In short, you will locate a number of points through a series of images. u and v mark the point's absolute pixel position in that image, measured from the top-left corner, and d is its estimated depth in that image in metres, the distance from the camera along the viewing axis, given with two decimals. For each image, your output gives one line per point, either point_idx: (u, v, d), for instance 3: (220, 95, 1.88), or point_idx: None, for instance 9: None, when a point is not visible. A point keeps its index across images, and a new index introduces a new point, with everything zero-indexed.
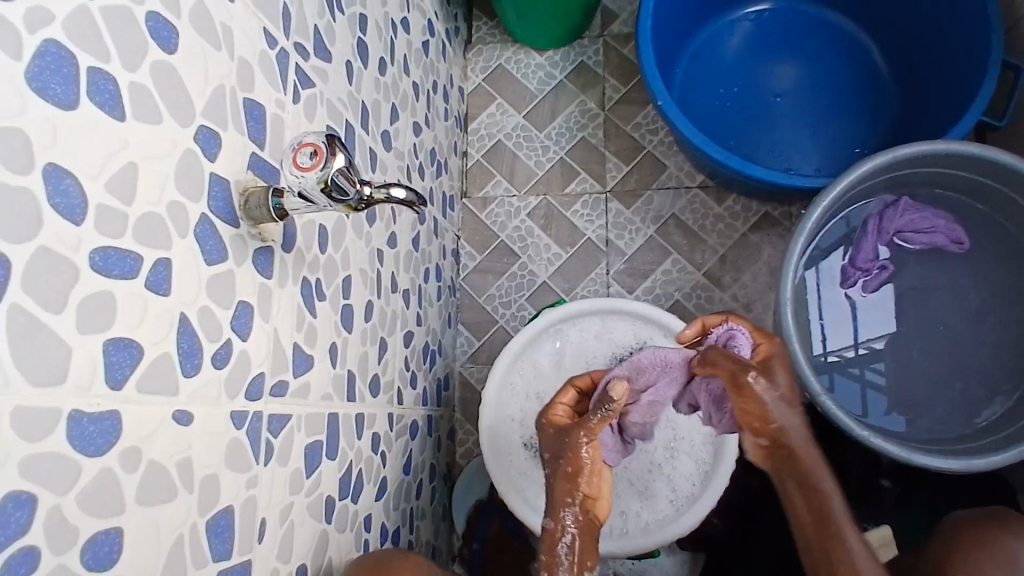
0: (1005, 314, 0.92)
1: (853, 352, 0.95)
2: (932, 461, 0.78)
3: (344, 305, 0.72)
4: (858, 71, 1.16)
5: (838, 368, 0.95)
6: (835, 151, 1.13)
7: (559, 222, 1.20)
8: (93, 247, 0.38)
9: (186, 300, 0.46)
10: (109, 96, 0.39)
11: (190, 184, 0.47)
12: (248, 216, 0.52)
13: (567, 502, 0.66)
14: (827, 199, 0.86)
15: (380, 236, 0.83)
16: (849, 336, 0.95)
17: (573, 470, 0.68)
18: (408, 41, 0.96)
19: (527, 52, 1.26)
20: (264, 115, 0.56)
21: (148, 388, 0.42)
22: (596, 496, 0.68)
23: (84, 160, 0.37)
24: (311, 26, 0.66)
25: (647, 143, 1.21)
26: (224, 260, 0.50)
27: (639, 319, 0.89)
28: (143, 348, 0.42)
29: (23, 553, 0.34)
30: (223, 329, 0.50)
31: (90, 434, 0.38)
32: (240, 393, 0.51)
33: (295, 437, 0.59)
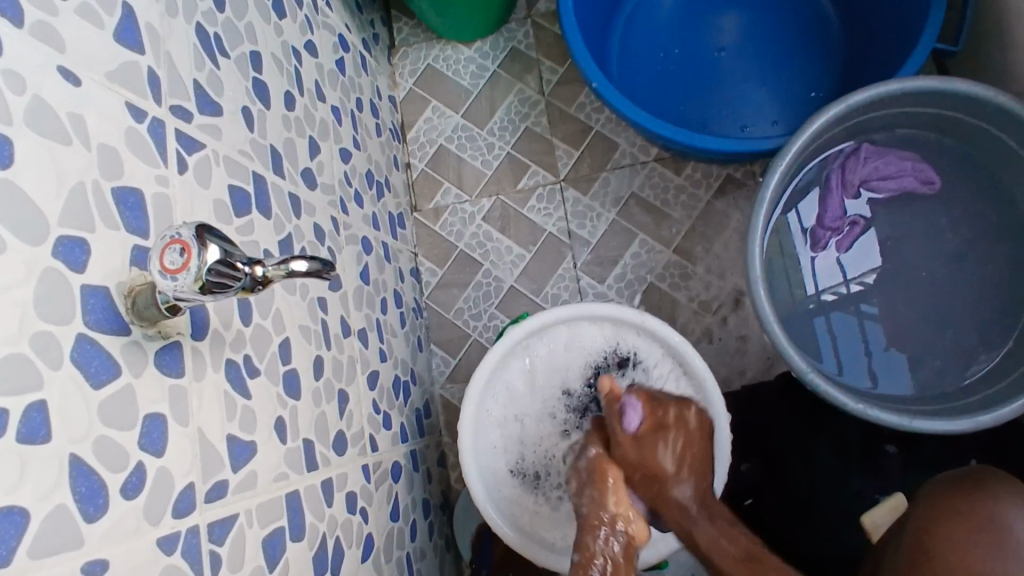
0: (990, 250, 0.87)
1: (845, 289, 0.91)
2: (940, 425, 0.74)
3: (286, 372, 0.67)
4: (802, 9, 1.09)
5: (834, 307, 0.90)
6: (790, 101, 1.07)
7: (517, 221, 1.14)
8: None
9: (76, 437, 0.41)
10: None
11: (58, 306, 0.41)
12: (138, 317, 0.47)
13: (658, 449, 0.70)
14: (784, 163, 0.81)
15: (319, 283, 0.78)
16: (838, 275, 0.91)
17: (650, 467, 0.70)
18: (318, 64, 0.89)
19: (454, 47, 1.19)
20: (144, 200, 0.50)
21: (44, 550, 0.38)
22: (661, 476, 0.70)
23: None
24: (190, 82, 0.60)
25: (594, 123, 1.14)
26: (118, 374, 0.45)
27: (608, 321, 0.85)
28: (29, 509, 0.37)
29: None
30: (130, 452, 0.45)
31: None
32: (165, 514, 0.47)
33: (248, 533, 0.55)
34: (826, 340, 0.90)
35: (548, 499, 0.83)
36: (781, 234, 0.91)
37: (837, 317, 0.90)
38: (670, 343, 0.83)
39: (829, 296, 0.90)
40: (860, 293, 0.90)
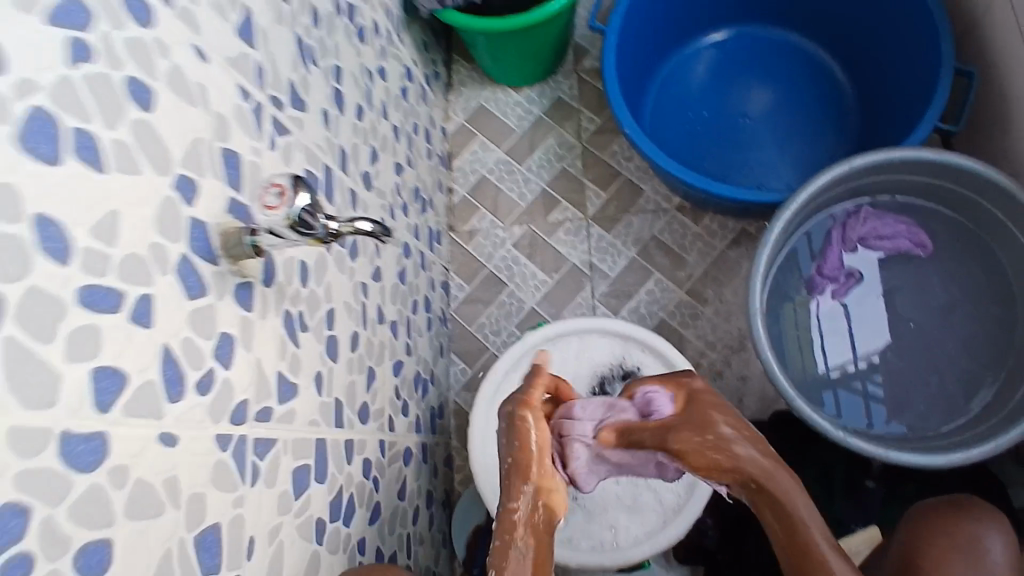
0: (977, 311, 0.94)
1: (854, 365, 0.96)
2: (911, 457, 0.80)
3: (328, 336, 0.76)
4: (821, 88, 1.21)
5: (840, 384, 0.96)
6: (805, 166, 1.17)
7: (544, 249, 1.24)
8: (80, 284, 0.42)
9: (169, 331, 0.50)
10: (92, 151, 0.44)
11: (170, 227, 0.51)
12: (228, 254, 0.57)
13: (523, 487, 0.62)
14: (790, 211, 0.90)
15: (364, 270, 0.88)
16: (848, 351, 0.96)
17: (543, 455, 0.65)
18: (386, 87, 1.02)
19: (505, 91, 1.33)
20: (241, 162, 0.61)
21: (134, 412, 0.46)
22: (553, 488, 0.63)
23: (68, 208, 0.42)
24: (286, 79, 0.72)
25: (624, 170, 1.26)
26: (204, 294, 0.54)
27: (618, 338, 0.93)
28: (128, 375, 0.46)
29: (18, 558, 0.37)
30: (205, 357, 0.54)
31: (80, 451, 0.41)
32: (223, 417, 0.55)
33: (283, 460, 0.63)
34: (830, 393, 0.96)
35: None
36: (782, 278, 0.99)
37: (846, 390, 0.95)
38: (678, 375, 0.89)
39: (837, 371, 0.96)
40: (867, 368, 0.95)
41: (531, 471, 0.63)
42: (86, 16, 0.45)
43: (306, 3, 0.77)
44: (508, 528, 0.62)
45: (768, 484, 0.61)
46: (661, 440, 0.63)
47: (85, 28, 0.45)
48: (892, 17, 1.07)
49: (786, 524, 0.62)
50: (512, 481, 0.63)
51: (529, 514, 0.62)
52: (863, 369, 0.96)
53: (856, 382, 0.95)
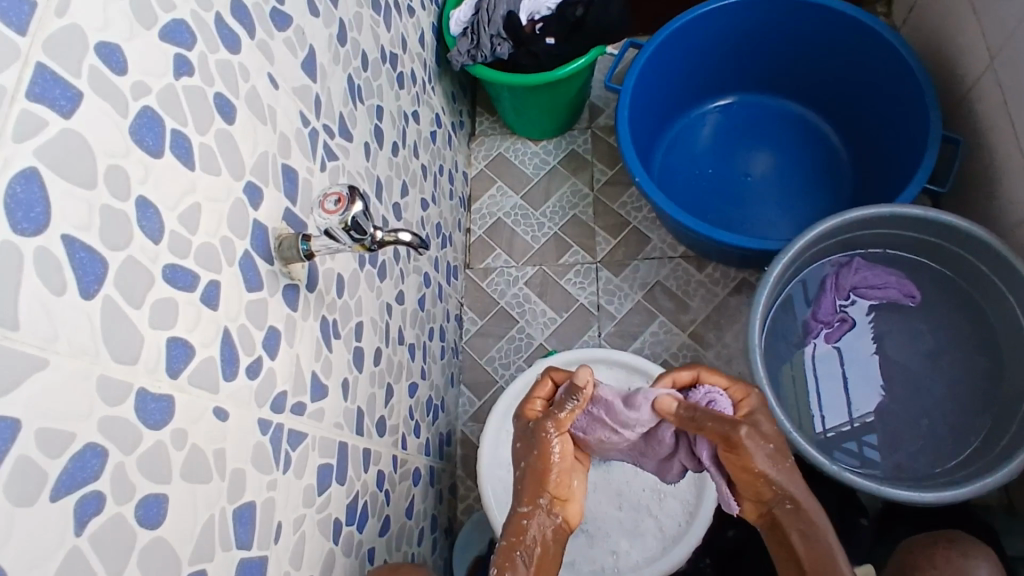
0: (967, 359, 0.99)
1: (848, 427, 1.00)
2: (904, 493, 0.83)
3: (356, 347, 0.81)
4: (818, 153, 1.30)
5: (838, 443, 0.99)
6: (803, 222, 1.25)
7: (554, 289, 1.30)
8: (166, 263, 0.48)
9: (230, 316, 0.55)
10: (185, 151, 0.51)
11: (238, 225, 0.57)
12: (280, 256, 0.63)
13: (537, 498, 0.65)
14: (788, 258, 0.96)
15: (389, 291, 0.93)
16: (844, 413, 1.00)
17: (547, 470, 0.66)
18: (418, 129, 1.11)
19: (524, 142, 1.42)
20: (297, 178, 0.68)
21: (196, 382, 0.50)
22: (568, 500, 0.67)
23: (164, 196, 0.48)
24: (338, 111, 0.79)
25: (633, 219, 1.33)
26: (260, 288, 0.60)
27: (627, 369, 0.97)
28: (195, 348, 0.50)
29: (91, 497, 0.40)
30: (256, 345, 0.59)
31: (151, 409, 0.45)
32: (266, 403, 0.59)
33: (310, 455, 0.67)
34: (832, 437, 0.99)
35: None
36: (779, 324, 1.04)
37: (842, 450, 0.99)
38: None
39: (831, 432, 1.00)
40: (862, 430, 0.99)
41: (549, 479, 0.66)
42: (190, 36, 0.52)
43: (358, 47, 0.86)
44: (517, 531, 0.65)
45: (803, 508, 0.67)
46: (728, 432, 0.65)
47: (189, 47, 0.52)
48: (884, 90, 1.17)
49: (813, 546, 0.67)
50: (527, 489, 0.66)
51: (542, 521, 0.65)
52: (866, 433, 0.99)
53: (851, 444, 0.99)
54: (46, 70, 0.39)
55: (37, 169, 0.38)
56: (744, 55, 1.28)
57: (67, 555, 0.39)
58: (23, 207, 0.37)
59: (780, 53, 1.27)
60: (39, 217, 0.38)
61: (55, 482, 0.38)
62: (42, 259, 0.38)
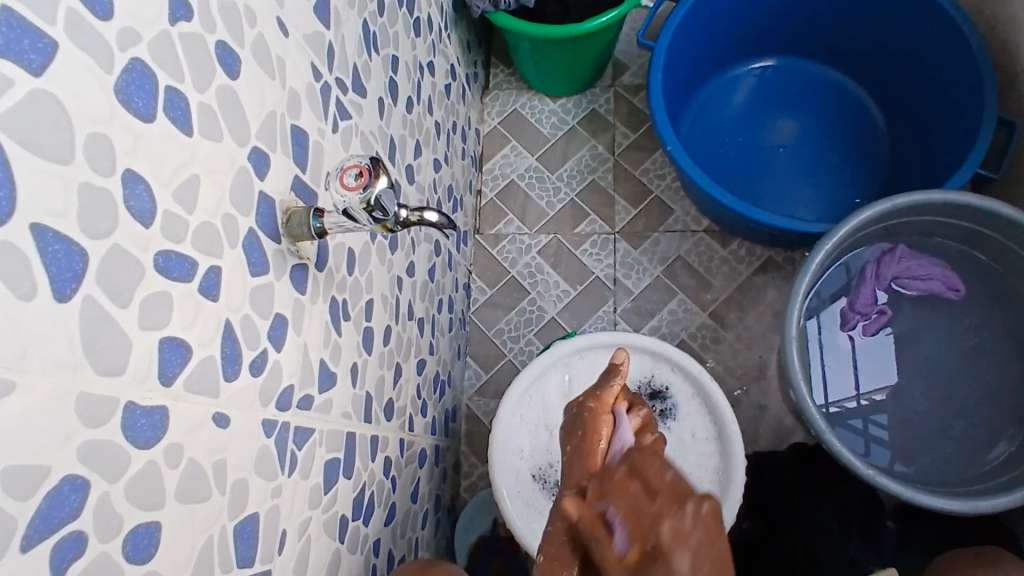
0: (1006, 358, 0.94)
1: (855, 403, 0.97)
2: (939, 501, 0.80)
3: (366, 327, 0.74)
4: (857, 125, 1.22)
5: (840, 419, 0.97)
6: (837, 200, 1.18)
7: (569, 259, 1.23)
8: (158, 249, 0.40)
9: (232, 306, 0.48)
10: (181, 113, 0.43)
11: (242, 199, 0.49)
12: (289, 233, 0.55)
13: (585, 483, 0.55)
14: (830, 244, 0.90)
15: (400, 263, 0.86)
16: (851, 389, 0.98)
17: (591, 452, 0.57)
18: (433, 83, 1.01)
19: (541, 99, 1.32)
20: (307, 141, 0.59)
21: (193, 387, 0.43)
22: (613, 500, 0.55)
23: (156, 169, 0.40)
24: (351, 63, 0.70)
25: (655, 188, 1.25)
26: (265, 272, 0.52)
27: (651, 355, 0.91)
28: (192, 348, 0.43)
29: (71, 538, 0.35)
30: (261, 338, 0.51)
31: (141, 426, 0.39)
32: (271, 402, 0.53)
33: (317, 451, 0.61)
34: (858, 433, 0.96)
35: None
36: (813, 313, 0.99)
37: (846, 426, 0.96)
38: (720, 416, 0.88)
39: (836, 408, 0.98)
40: (869, 408, 0.97)
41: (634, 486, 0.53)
42: None
43: None
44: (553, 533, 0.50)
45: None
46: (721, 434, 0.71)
47: None
48: (933, 61, 1.08)
49: None
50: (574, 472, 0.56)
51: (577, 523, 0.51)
52: (894, 429, 0.95)
53: (857, 422, 0.97)
54: (10, 14, 0.31)
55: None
56: (784, 14, 1.18)
57: None
58: None
59: (823, 15, 1.17)
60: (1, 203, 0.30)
61: (26, 528, 0.32)
62: (5, 256, 0.31)
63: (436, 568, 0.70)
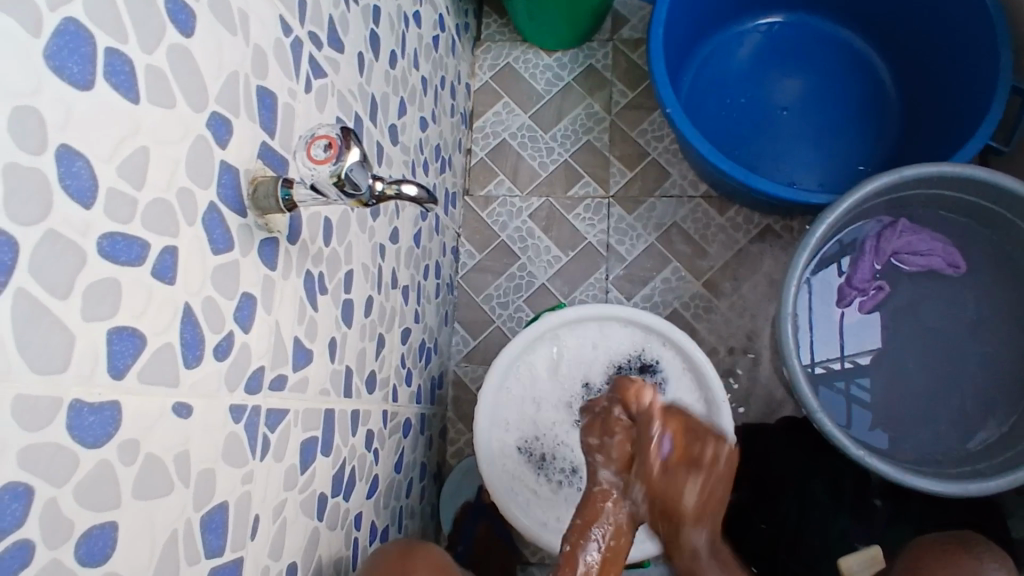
0: (1005, 337, 0.92)
1: (840, 364, 0.95)
2: (929, 483, 0.79)
3: (345, 300, 0.71)
4: (865, 88, 1.16)
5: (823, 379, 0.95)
6: (841, 167, 1.13)
7: (560, 224, 1.19)
8: (101, 232, 0.37)
9: (191, 290, 0.44)
10: (125, 78, 0.38)
11: (201, 172, 0.45)
12: (256, 206, 0.51)
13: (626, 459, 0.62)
14: (832, 216, 0.86)
15: (383, 230, 0.82)
16: (836, 350, 0.96)
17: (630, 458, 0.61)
18: (419, 35, 0.95)
19: (536, 52, 1.25)
20: (276, 103, 0.55)
21: (149, 379, 0.40)
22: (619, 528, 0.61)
23: (97, 142, 0.36)
24: (326, 15, 0.65)
25: (652, 150, 1.20)
26: (230, 249, 0.49)
27: (640, 328, 0.89)
28: (146, 337, 0.40)
29: (15, 547, 0.32)
30: (226, 320, 0.48)
31: (88, 424, 0.36)
32: (239, 386, 0.50)
33: (292, 432, 0.59)
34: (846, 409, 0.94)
35: (548, 481, 0.86)
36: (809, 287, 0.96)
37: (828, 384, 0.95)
38: (710, 392, 0.86)
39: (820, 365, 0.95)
40: (855, 371, 0.95)
41: (670, 517, 0.61)
42: None
43: None
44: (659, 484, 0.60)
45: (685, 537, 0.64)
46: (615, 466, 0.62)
47: None
48: (947, 23, 1.02)
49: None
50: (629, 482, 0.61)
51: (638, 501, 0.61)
52: (885, 405, 0.94)
53: (840, 382, 0.95)
54: None
55: None
56: None
57: None
58: None
59: None
60: None
61: None
62: None
63: (415, 551, 0.68)
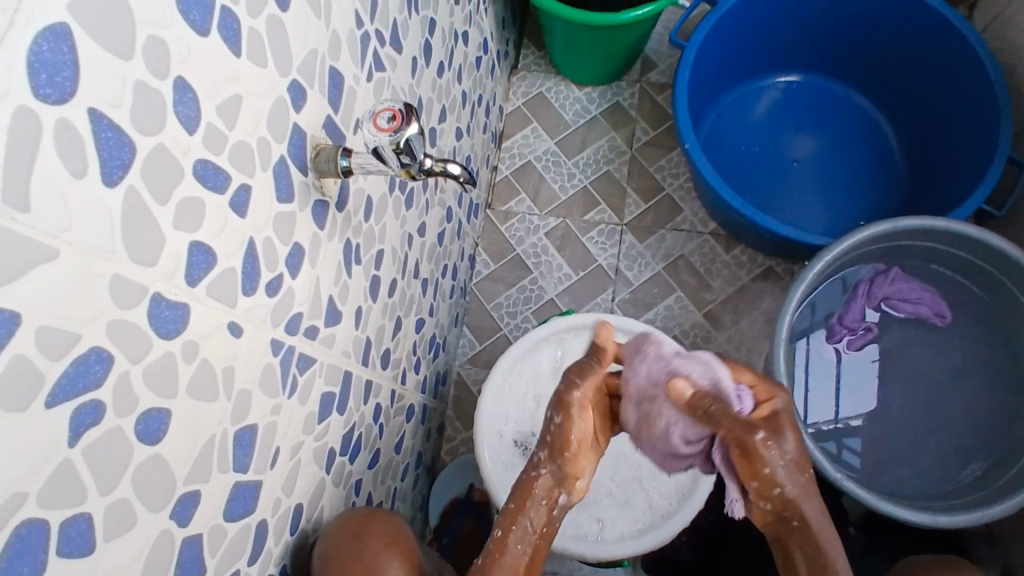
0: (987, 387, 0.97)
1: (832, 426, 1.00)
2: (901, 511, 0.83)
3: (374, 275, 0.77)
4: (873, 150, 1.24)
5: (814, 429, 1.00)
6: (844, 219, 1.20)
7: (574, 245, 1.26)
8: (198, 156, 0.43)
9: (257, 226, 0.50)
10: (232, 33, 0.45)
11: (278, 127, 0.52)
12: (316, 168, 0.58)
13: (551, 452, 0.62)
14: (830, 255, 0.93)
15: (412, 221, 0.88)
16: (829, 412, 1.00)
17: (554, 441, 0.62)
18: (465, 52, 1.03)
19: (568, 85, 1.34)
20: (342, 85, 0.62)
21: (214, 293, 0.46)
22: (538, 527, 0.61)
23: (205, 81, 0.43)
24: (392, 18, 0.72)
25: (667, 185, 1.28)
26: (290, 201, 0.55)
27: (640, 340, 0.94)
28: (217, 256, 0.46)
29: (90, 405, 0.37)
30: (279, 262, 0.54)
31: (164, 317, 0.42)
32: (281, 323, 0.56)
33: (316, 381, 0.64)
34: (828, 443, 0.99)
35: None
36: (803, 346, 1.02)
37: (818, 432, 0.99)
38: None
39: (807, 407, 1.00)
40: (845, 431, 0.99)
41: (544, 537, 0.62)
42: None
43: None
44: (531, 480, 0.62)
45: (813, 533, 0.59)
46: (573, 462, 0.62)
47: None
48: (953, 94, 1.10)
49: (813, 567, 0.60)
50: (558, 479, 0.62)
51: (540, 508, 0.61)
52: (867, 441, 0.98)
53: (831, 444, 0.99)
54: None
55: (68, 26, 0.32)
56: (816, 30, 1.20)
57: (57, 466, 0.35)
58: (49, 69, 0.32)
59: (852, 36, 1.20)
60: (65, 84, 0.33)
61: (52, 387, 0.34)
62: (63, 133, 0.33)
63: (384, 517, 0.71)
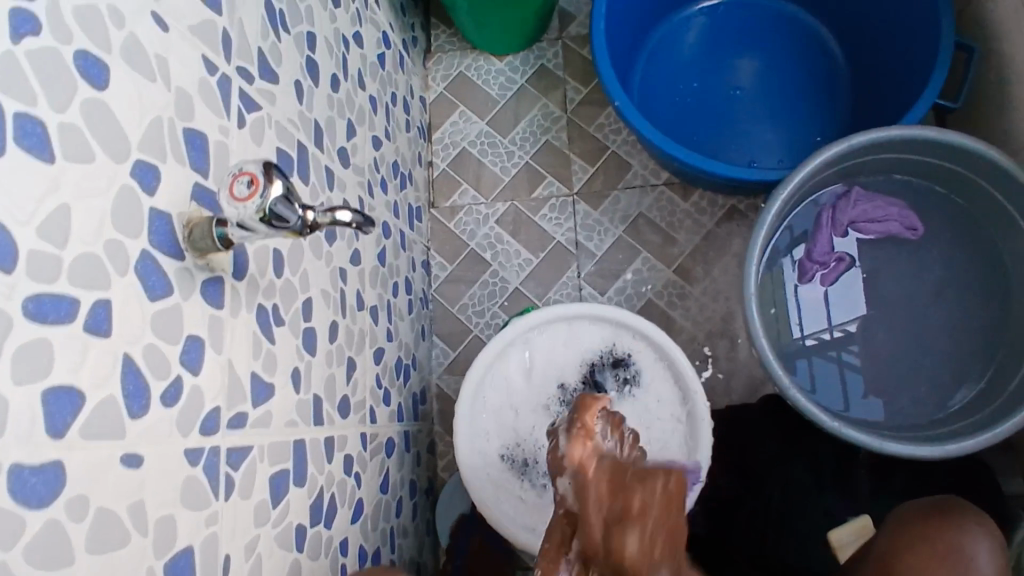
0: (970, 294, 0.96)
1: (829, 335, 0.98)
2: (906, 449, 0.79)
3: (305, 328, 0.71)
4: (815, 60, 1.17)
5: (816, 352, 0.98)
6: (799, 140, 1.14)
7: (528, 227, 1.19)
8: (27, 294, 0.37)
9: (130, 338, 0.44)
10: (38, 139, 0.38)
11: (130, 221, 0.45)
12: (193, 246, 0.51)
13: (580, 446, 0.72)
14: (786, 192, 0.87)
15: (341, 254, 0.82)
16: (824, 321, 0.99)
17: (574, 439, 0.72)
18: (362, 55, 0.95)
19: (486, 59, 1.26)
20: (206, 143, 0.54)
21: (93, 433, 0.41)
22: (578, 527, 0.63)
23: (13, 207, 0.36)
24: (255, 49, 0.65)
25: (611, 143, 1.20)
26: (169, 293, 0.49)
27: (607, 323, 0.89)
28: (85, 394, 0.40)
29: None
30: (171, 365, 0.48)
31: (31, 485, 0.37)
32: (193, 429, 0.50)
33: (258, 468, 0.59)
34: (806, 376, 0.98)
35: (533, 486, 0.86)
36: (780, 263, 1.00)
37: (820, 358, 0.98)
38: (683, 381, 0.86)
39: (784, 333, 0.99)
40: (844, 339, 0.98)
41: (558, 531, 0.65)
42: None
43: None
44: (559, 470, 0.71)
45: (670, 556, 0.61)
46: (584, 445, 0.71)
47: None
48: None
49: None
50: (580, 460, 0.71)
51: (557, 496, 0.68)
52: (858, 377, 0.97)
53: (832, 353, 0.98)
54: None
55: None
56: None
57: None
58: None
59: None
60: None
61: None
62: None
63: None
